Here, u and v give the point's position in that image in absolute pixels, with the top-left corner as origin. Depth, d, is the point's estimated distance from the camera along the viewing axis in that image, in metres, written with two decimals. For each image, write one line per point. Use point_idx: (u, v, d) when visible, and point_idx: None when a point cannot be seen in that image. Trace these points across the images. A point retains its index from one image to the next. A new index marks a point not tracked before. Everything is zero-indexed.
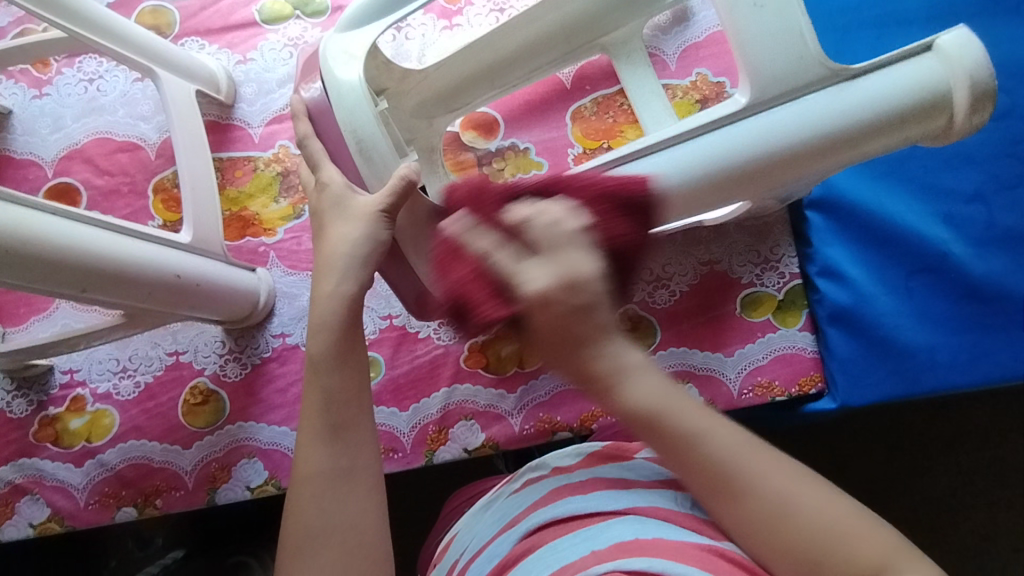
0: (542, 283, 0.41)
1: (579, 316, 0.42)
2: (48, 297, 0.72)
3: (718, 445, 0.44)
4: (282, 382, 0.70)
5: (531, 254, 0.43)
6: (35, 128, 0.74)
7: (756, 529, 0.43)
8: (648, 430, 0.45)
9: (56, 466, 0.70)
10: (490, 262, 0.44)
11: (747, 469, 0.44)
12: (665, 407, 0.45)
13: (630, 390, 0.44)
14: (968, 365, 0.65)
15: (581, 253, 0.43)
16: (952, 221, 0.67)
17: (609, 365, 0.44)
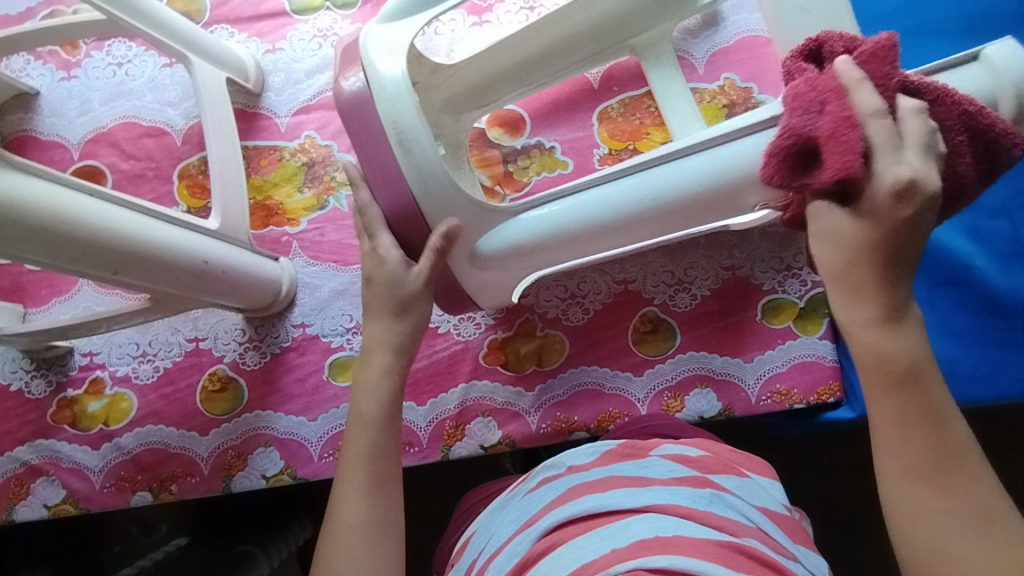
0: (914, 174, 0.37)
1: (920, 221, 0.37)
2: (70, 279, 0.72)
3: (958, 427, 0.40)
4: (300, 372, 0.71)
5: (919, 149, 0.38)
6: (62, 110, 0.75)
7: (921, 520, 0.40)
8: (896, 379, 0.40)
9: (72, 448, 0.71)
10: (864, 130, 0.38)
11: (966, 461, 0.40)
12: (926, 362, 0.40)
13: (889, 337, 0.40)
14: (988, 379, 0.64)
15: (928, 161, 0.38)
16: (975, 235, 0.67)
17: (897, 322, 0.40)
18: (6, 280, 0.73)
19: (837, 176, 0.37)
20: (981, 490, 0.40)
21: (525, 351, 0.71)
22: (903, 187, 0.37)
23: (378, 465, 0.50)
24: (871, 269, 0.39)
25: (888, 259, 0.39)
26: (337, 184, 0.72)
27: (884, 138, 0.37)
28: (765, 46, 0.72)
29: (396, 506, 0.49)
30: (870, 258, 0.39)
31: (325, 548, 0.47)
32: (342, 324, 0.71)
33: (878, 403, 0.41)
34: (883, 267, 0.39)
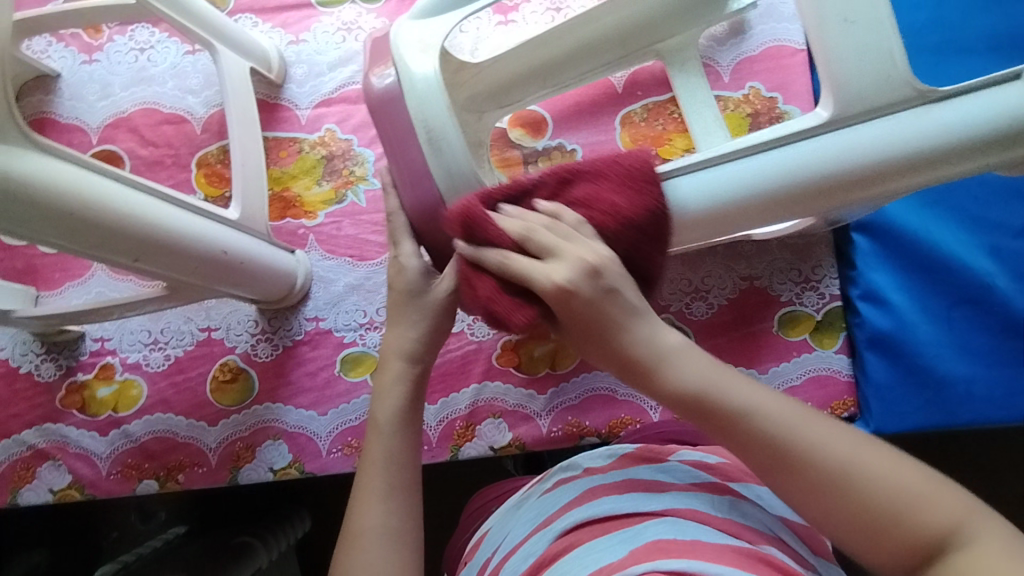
0: (555, 275, 0.41)
1: (605, 302, 0.41)
2: (84, 264, 0.72)
3: (771, 421, 0.39)
4: (312, 365, 0.70)
5: (549, 255, 0.42)
6: (83, 93, 0.74)
7: (828, 510, 0.38)
8: (696, 418, 0.41)
9: (80, 434, 0.70)
10: (506, 268, 0.43)
11: (806, 448, 0.39)
12: (718, 384, 0.41)
13: (666, 364, 0.41)
14: (1003, 400, 0.64)
15: (572, 243, 0.42)
16: (997, 254, 0.66)
17: (632, 337, 0.41)
18: (19, 262, 0.72)
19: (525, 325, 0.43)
20: (847, 443, 0.39)
21: (538, 354, 0.71)
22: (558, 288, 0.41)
23: (394, 465, 0.49)
24: (610, 341, 0.42)
25: (593, 332, 0.42)
26: (356, 178, 0.72)
27: (529, 262, 0.42)
28: (792, 56, 0.72)
29: (411, 503, 0.49)
30: (580, 318, 0.41)
31: (344, 558, 0.46)
32: (356, 319, 0.71)
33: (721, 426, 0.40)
34: (605, 328, 0.41)
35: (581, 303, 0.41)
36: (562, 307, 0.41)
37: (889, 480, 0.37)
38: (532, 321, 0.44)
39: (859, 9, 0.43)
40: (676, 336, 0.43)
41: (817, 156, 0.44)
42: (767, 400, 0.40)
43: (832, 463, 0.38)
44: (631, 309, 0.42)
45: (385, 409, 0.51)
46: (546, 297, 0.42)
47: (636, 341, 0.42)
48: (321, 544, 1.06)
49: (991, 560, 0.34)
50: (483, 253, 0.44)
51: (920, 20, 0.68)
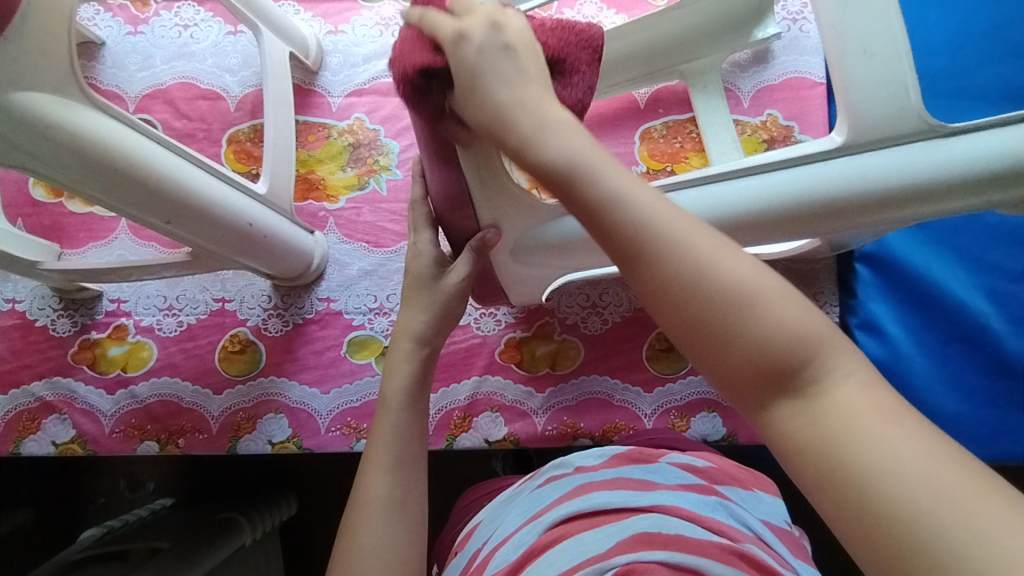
0: (462, 25, 0.39)
1: (497, 56, 0.38)
2: (109, 227, 0.74)
3: (639, 211, 0.33)
4: (319, 344, 0.72)
5: (462, 18, 0.40)
6: (125, 63, 0.77)
7: (653, 290, 0.32)
8: (563, 196, 0.35)
9: (87, 390, 0.72)
10: (427, 23, 0.40)
11: (702, 267, 0.31)
12: (597, 167, 0.35)
13: (459, 19, 0.40)
14: (989, 438, 0.66)
15: (505, 15, 0.40)
16: (994, 297, 0.68)
17: (471, 18, 0.40)
18: (46, 219, 0.75)
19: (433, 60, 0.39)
20: (658, 205, 0.34)
21: (540, 353, 0.73)
22: (454, 33, 0.39)
23: (396, 441, 0.51)
24: (496, 87, 0.38)
25: (473, 78, 0.38)
26: (380, 168, 0.74)
27: (443, 18, 0.40)
28: (811, 88, 0.74)
29: (410, 479, 0.50)
30: (467, 75, 0.38)
31: (350, 528, 0.48)
32: (366, 303, 0.73)
33: (604, 223, 0.34)
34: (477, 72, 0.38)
35: (469, 61, 0.38)
36: (453, 49, 0.39)
37: (732, 275, 0.31)
38: (428, 69, 0.40)
39: (879, 40, 0.44)
40: (560, 110, 0.37)
41: (831, 176, 0.46)
42: (641, 194, 0.34)
43: (693, 265, 0.31)
44: (518, 72, 0.38)
45: (391, 389, 0.52)
46: (446, 41, 0.39)
47: (505, 95, 0.37)
48: (305, 529, 1.07)
49: (860, 405, 0.29)
50: (417, 19, 0.41)
51: (935, 66, 0.71)
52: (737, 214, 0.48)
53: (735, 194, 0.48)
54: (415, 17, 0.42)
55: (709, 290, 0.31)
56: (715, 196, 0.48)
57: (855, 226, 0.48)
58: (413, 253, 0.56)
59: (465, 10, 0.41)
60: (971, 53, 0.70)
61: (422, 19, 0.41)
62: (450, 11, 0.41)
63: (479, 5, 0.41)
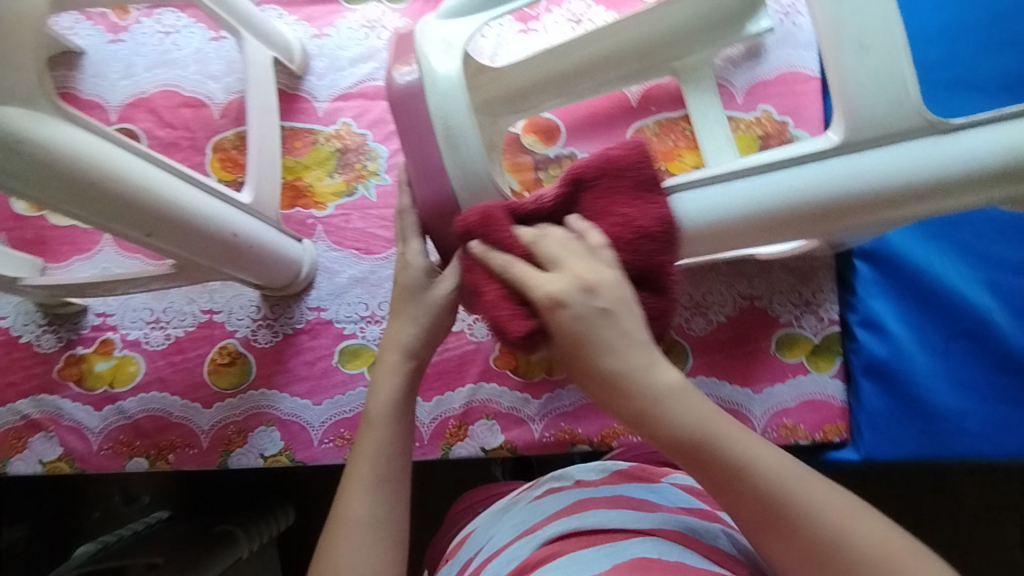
0: (559, 292, 0.41)
1: (597, 327, 0.40)
2: (93, 239, 0.73)
3: (754, 462, 0.41)
4: (310, 355, 0.71)
5: (556, 263, 0.42)
6: (106, 72, 0.75)
7: (758, 528, 0.42)
8: (687, 457, 0.41)
9: (74, 406, 0.70)
10: (511, 275, 0.43)
11: (790, 494, 0.40)
12: (712, 424, 0.41)
13: (551, 275, 0.42)
14: (994, 436, 0.64)
15: (594, 261, 0.42)
16: (996, 291, 0.67)
17: (564, 269, 0.42)
18: (29, 233, 0.73)
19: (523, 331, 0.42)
20: (763, 453, 0.42)
21: (536, 358, 0.71)
22: (552, 301, 0.41)
23: (379, 452, 0.50)
24: (603, 365, 0.40)
25: (583, 358, 0.41)
26: (368, 173, 0.73)
27: (536, 274, 0.42)
28: (805, 83, 0.73)
29: (395, 492, 0.49)
30: (579, 360, 0.41)
31: (330, 542, 0.48)
32: (357, 311, 0.71)
33: (712, 472, 0.41)
34: (585, 349, 0.40)
35: (570, 346, 0.41)
36: (550, 319, 0.41)
37: (825, 512, 0.40)
38: (529, 335, 0.42)
39: (874, 32, 0.43)
40: (670, 368, 0.42)
41: (827, 177, 0.45)
42: (750, 445, 0.42)
43: (800, 511, 0.40)
44: (625, 339, 0.41)
45: (379, 399, 0.51)
46: (540, 308, 0.41)
47: (621, 365, 0.40)
48: (303, 540, 1.05)
49: None
50: (491, 256, 0.44)
51: (933, 56, 0.69)
52: (729, 220, 0.47)
53: (728, 199, 0.46)
54: (477, 249, 0.45)
55: (814, 531, 0.40)
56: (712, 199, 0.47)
57: (848, 225, 0.48)
58: (402, 264, 0.54)
59: (549, 250, 0.43)
60: (968, 43, 0.69)
61: (487, 258, 0.44)
62: (530, 250, 0.43)
63: (562, 239, 0.43)
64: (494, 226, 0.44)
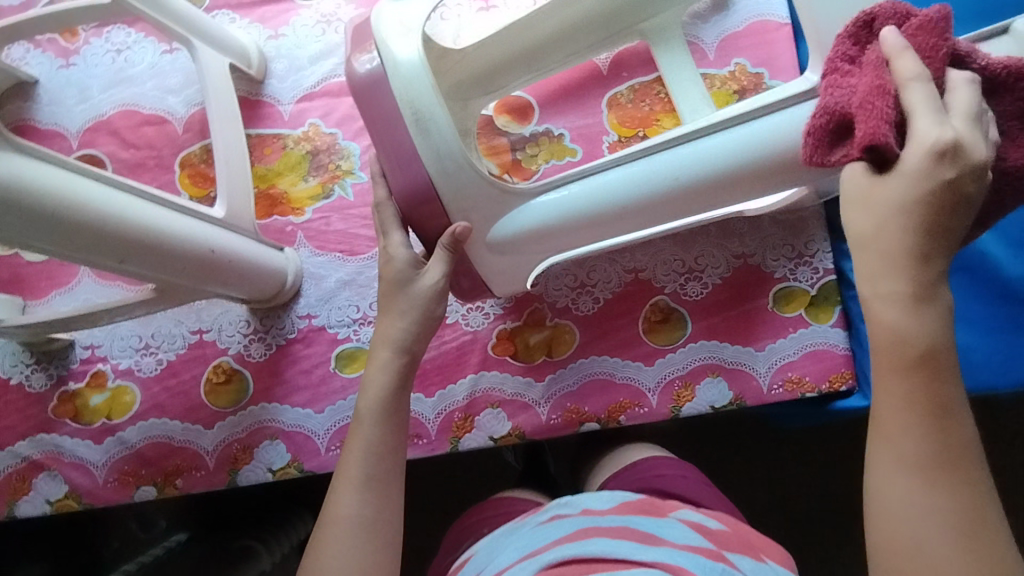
0: (953, 136, 0.35)
1: (945, 190, 0.35)
2: (70, 271, 0.71)
3: (963, 435, 0.37)
4: (306, 363, 0.70)
5: (936, 107, 0.36)
6: (61, 98, 0.73)
7: (893, 486, 0.37)
8: (907, 369, 0.37)
9: (74, 442, 0.69)
10: (898, 90, 0.37)
11: (965, 467, 0.36)
12: (947, 350, 0.37)
13: (935, 117, 0.36)
14: (1000, 367, 0.64)
15: (973, 128, 0.36)
16: (988, 221, 0.66)
17: (952, 118, 0.36)
18: (5, 272, 0.71)
19: (862, 143, 0.37)
20: (960, 426, 0.37)
21: (534, 341, 0.70)
22: (946, 146, 0.35)
23: (369, 452, 0.50)
24: (908, 237, 0.36)
25: (895, 225, 0.37)
26: (343, 172, 0.71)
27: (923, 101, 0.36)
28: (776, 31, 0.71)
29: (385, 494, 0.49)
30: (907, 218, 0.36)
31: (317, 543, 0.48)
32: (348, 315, 0.70)
33: (889, 390, 0.37)
34: (934, 214, 0.36)
35: (879, 218, 0.37)
36: (935, 167, 0.35)
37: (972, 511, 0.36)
38: (865, 158, 0.38)
39: None
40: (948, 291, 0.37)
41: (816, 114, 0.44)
42: (965, 422, 0.37)
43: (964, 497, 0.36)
44: (950, 220, 0.36)
45: (369, 398, 0.51)
46: (917, 149, 0.35)
47: (912, 284, 0.36)
48: None
49: None
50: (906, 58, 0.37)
51: None
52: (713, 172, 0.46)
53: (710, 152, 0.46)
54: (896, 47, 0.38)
55: (953, 517, 0.36)
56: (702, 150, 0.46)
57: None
58: (384, 257, 0.52)
59: (914, 84, 0.37)
60: None
61: (896, 57, 0.38)
62: (924, 78, 0.37)
63: (928, 82, 0.37)
64: (921, 51, 0.39)
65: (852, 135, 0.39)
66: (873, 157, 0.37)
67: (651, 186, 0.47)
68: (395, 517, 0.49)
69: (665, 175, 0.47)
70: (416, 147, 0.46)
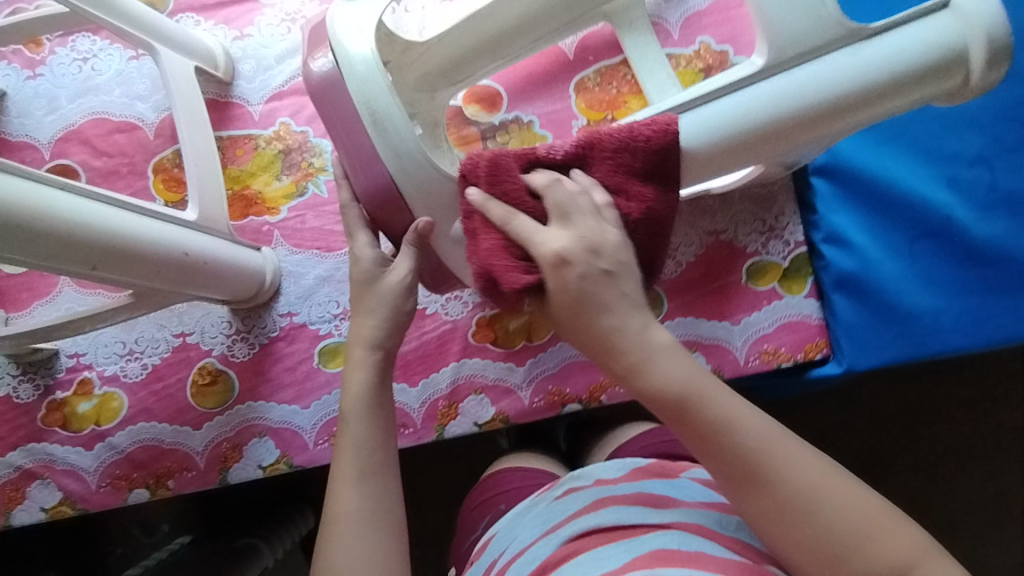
0: (560, 247, 0.43)
1: (596, 287, 0.43)
2: (50, 281, 0.71)
3: (749, 434, 0.41)
4: (290, 360, 0.70)
5: (560, 222, 0.44)
6: (30, 109, 0.73)
7: (769, 517, 0.41)
8: (682, 420, 0.42)
9: (65, 450, 0.70)
10: (512, 229, 0.45)
11: (775, 453, 0.41)
12: (698, 384, 0.42)
13: (544, 234, 0.44)
14: (969, 328, 0.65)
15: (600, 224, 0.45)
16: (955, 186, 0.67)
17: (558, 235, 0.43)
18: None
19: (521, 283, 0.44)
20: (760, 426, 0.42)
21: (513, 327, 0.71)
22: (555, 260, 0.43)
23: (360, 447, 0.51)
24: (596, 325, 0.42)
25: (584, 319, 0.43)
26: (316, 170, 0.72)
27: (530, 227, 0.44)
28: (738, 8, 0.72)
29: (382, 485, 0.50)
30: (579, 313, 0.43)
31: (326, 545, 0.48)
32: (329, 310, 0.71)
33: (705, 445, 0.42)
34: (585, 316, 0.43)
35: (595, 330, 0.42)
36: (558, 273, 0.43)
37: (808, 483, 0.41)
38: (531, 288, 0.44)
39: None
40: (662, 333, 0.43)
41: (754, 102, 0.46)
42: (759, 422, 0.42)
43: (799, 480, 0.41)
44: (619, 298, 0.43)
45: (350, 394, 0.52)
46: (545, 264, 0.43)
47: (640, 348, 0.42)
48: None
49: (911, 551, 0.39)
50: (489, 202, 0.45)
51: None
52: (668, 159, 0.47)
53: None
54: (478, 198, 0.46)
55: (800, 498, 0.40)
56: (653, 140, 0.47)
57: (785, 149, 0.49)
58: (352, 258, 0.54)
59: (547, 205, 0.45)
60: None
61: (483, 208, 0.45)
62: (520, 209, 0.45)
63: (557, 185, 0.45)
64: (496, 176, 0.46)
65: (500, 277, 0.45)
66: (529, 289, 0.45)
67: None
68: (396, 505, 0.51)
69: None
70: (376, 147, 0.47)
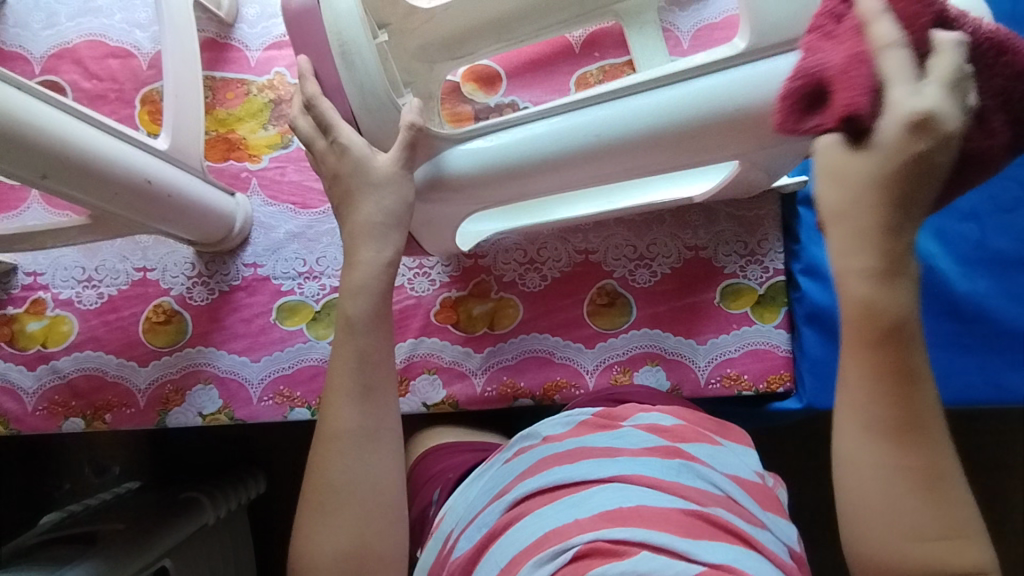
0: (936, 107, 0.30)
1: (930, 174, 0.31)
2: (20, 197, 0.70)
3: (929, 393, 0.35)
4: (247, 312, 0.69)
5: (949, 81, 0.30)
6: (27, 21, 0.72)
7: (859, 460, 0.36)
8: (868, 338, 0.35)
9: (7, 367, 0.69)
10: (882, 65, 0.31)
11: (931, 422, 0.35)
12: (915, 318, 0.34)
13: (916, 84, 0.30)
14: (935, 382, 0.64)
15: (953, 101, 0.30)
16: (942, 236, 0.65)
17: (923, 82, 0.30)
18: None
19: (851, 109, 0.32)
20: (925, 395, 0.35)
21: (477, 312, 0.70)
22: (923, 121, 0.30)
23: (360, 363, 0.49)
24: (883, 209, 0.32)
25: (894, 196, 0.32)
26: None
27: (901, 67, 0.31)
28: None
29: (379, 402, 0.49)
30: (890, 187, 0.32)
31: (320, 459, 0.48)
32: (295, 267, 0.69)
33: (851, 364, 0.36)
34: (888, 199, 0.32)
35: (852, 188, 0.33)
36: (910, 149, 0.31)
37: (934, 459, 0.35)
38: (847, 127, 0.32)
39: None
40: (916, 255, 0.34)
41: (699, 94, 0.46)
42: (929, 387, 0.35)
43: (926, 446, 0.35)
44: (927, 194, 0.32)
45: (354, 304, 0.50)
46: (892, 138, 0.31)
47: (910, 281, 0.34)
48: (275, 508, 1.02)
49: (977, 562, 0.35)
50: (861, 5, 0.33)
51: None
52: (629, 140, 0.48)
53: (632, 116, 0.47)
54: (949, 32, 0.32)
55: (913, 459, 0.35)
56: (607, 117, 0.48)
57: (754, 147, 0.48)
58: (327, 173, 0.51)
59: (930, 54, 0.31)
60: None
61: (873, 31, 0.32)
62: (921, 52, 0.31)
63: (892, 42, 0.31)
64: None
65: (829, 98, 0.33)
66: (853, 127, 0.32)
67: (574, 146, 0.49)
68: (393, 425, 0.50)
69: (584, 134, 0.48)
70: (341, 77, 0.48)
